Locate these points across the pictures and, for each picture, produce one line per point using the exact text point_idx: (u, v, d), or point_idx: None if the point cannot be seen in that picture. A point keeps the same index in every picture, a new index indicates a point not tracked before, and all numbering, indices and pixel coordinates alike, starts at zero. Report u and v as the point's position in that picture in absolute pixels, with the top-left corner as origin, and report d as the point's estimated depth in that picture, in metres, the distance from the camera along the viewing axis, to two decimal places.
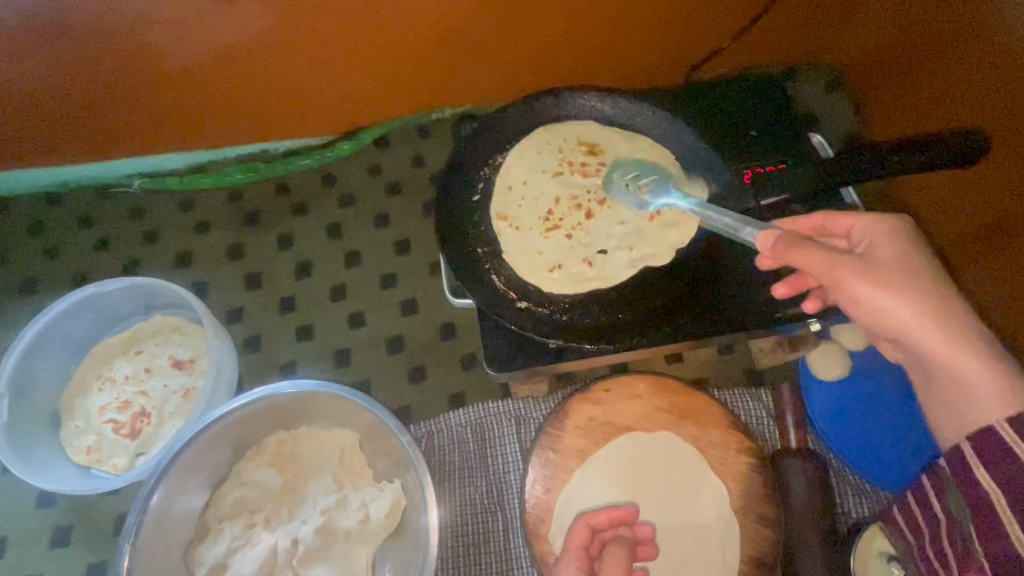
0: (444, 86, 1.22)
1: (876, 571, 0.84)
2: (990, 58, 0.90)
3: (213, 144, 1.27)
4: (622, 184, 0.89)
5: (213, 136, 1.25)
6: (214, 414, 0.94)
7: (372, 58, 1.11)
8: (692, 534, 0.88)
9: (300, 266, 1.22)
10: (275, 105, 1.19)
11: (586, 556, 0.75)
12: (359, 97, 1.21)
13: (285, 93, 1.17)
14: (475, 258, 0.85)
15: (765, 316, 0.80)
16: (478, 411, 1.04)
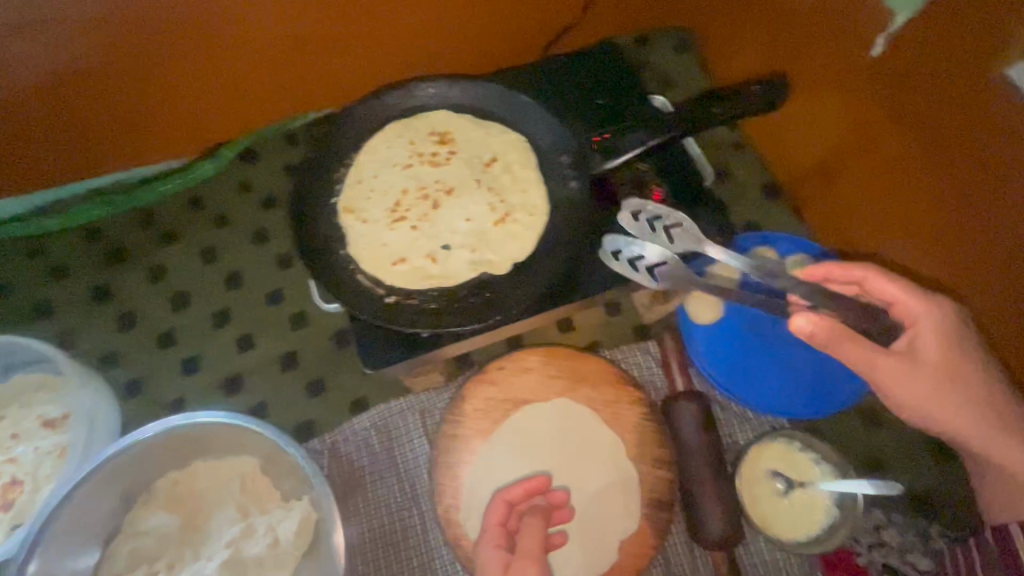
0: (303, 94, 1.18)
1: (762, 484, 0.97)
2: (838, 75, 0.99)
3: (56, 181, 1.17)
4: (472, 176, 0.90)
5: (52, 171, 1.15)
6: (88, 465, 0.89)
7: (218, 67, 1.07)
8: (595, 489, 0.93)
9: (177, 297, 1.16)
10: (123, 128, 1.13)
11: (504, 531, 0.79)
12: (218, 111, 1.17)
13: (131, 114, 1.11)
14: (337, 261, 0.84)
15: (622, 274, 0.85)
16: (381, 412, 1.03)
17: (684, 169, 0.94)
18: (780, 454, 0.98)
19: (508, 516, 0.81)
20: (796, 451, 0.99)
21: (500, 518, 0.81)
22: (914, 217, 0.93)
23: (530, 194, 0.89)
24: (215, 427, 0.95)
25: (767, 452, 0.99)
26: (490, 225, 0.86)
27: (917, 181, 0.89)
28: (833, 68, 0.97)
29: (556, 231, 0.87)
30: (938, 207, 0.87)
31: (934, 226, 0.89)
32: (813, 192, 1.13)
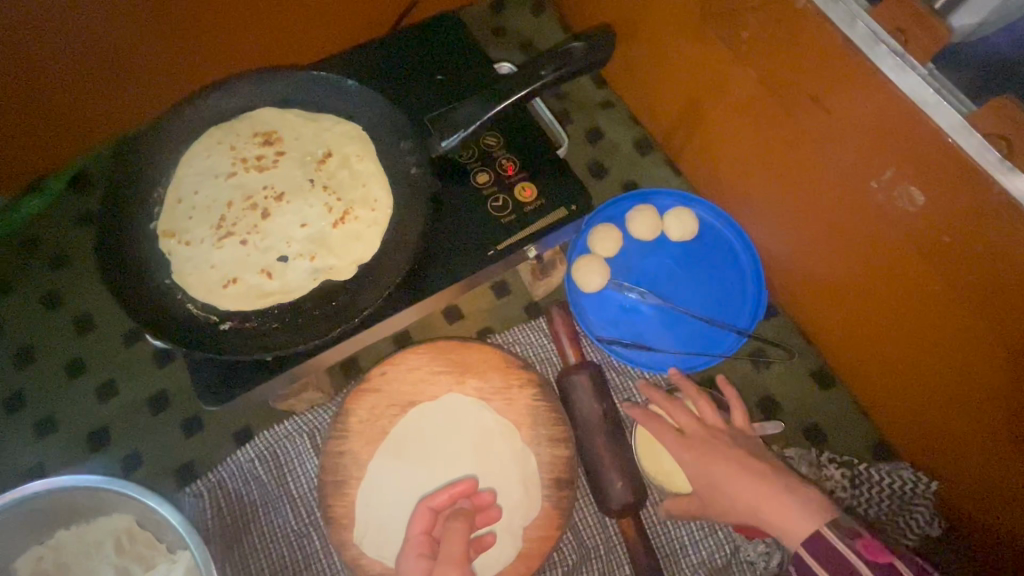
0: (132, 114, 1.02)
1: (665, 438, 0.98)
2: (714, 72, 0.93)
3: None
4: (305, 177, 0.82)
5: None
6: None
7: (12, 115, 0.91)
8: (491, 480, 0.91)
9: (20, 353, 1.04)
10: None
11: (429, 540, 0.76)
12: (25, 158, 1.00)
13: None
14: (162, 292, 0.76)
15: (478, 258, 0.81)
16: (265, 440, 0.96)
17: (535, 139, 0.90)
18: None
19: (434, 523, 0.78)
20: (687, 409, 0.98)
21: (427, 526, 0.77)
22: (773, 172, 0.93)
23: (373, 188, 0.83)
24: (73, 494, 0.86)
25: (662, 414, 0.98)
26: (329, 227, 0.79)
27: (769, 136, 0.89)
28: (681, 23, 0.94)
29: (404, 222, 0.81)
30: (791, 160, 0.88)
31: (790, 179, 0.90)
32: (684, 144, 1.12)
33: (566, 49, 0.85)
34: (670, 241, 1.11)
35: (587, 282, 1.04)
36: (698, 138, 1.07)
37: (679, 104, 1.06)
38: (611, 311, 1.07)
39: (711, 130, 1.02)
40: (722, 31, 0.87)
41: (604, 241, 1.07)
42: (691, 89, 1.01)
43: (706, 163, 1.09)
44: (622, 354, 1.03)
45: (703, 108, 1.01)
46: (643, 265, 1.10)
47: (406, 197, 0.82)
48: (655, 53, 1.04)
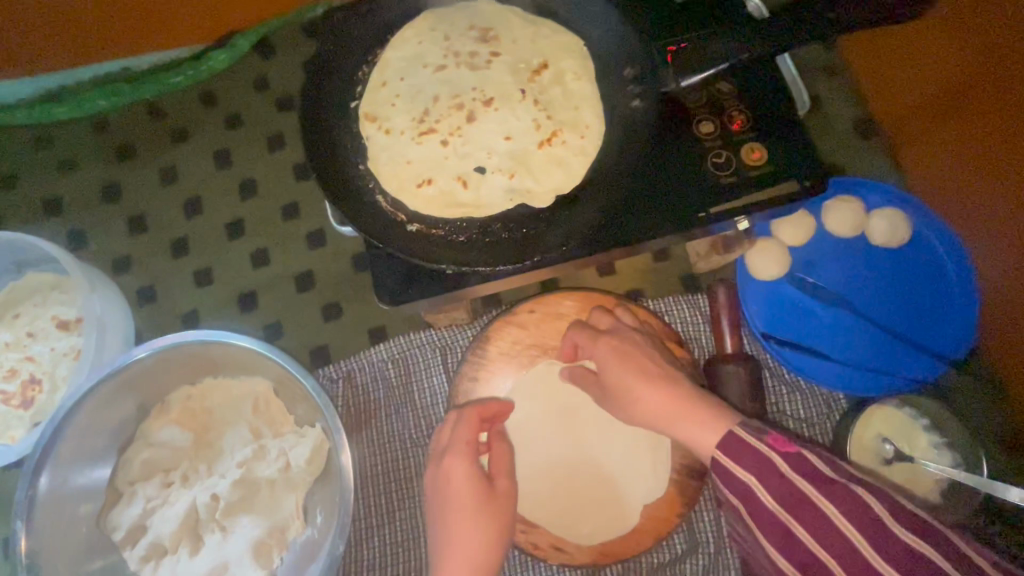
0: None
1: (871, 448, 0.88)
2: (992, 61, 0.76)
3: (55, 66, 1.04)
4: (516, 85, 0.75)
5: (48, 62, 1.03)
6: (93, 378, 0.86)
7: None
8: (620, 448, 0.86)
9: (188, 202, 1.08)
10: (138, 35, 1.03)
11: (471, 451, 0.73)
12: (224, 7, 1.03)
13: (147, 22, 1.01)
14: (355, 177, 0.73)
15: (687, 218, 0.71)
16: (399, 344, 0.96)
17: (775, 94, 0.76)
18: (898, 422, 0.89)
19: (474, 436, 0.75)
20: (920, 427, 0.88)
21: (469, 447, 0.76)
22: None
23: (586, 113, 0.74)
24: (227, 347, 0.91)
25: (883, 416, 0.88)
26: (533, 146, 0.73)
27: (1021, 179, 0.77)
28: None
29: (614, 160, 0.73)
30: None
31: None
32: (921, 138, 0.95)
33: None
34: (868, 245, 0.96)
35: (765, 269, 0.93)
36: (941, 131, 0.89)
37: (930, 87, 0.89)
38: (779, 306, 0.96)
39: (960, 127, 0.85)
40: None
41: (795, 228, 0.94)
42: (950, 75, 0.84)
43: (941, 163, 0.92)
44: (785, 356, 0.92)
45: (962, 97, 0.83)
46: (829, 265, 0.97)
47: (619, 132, 0.74)
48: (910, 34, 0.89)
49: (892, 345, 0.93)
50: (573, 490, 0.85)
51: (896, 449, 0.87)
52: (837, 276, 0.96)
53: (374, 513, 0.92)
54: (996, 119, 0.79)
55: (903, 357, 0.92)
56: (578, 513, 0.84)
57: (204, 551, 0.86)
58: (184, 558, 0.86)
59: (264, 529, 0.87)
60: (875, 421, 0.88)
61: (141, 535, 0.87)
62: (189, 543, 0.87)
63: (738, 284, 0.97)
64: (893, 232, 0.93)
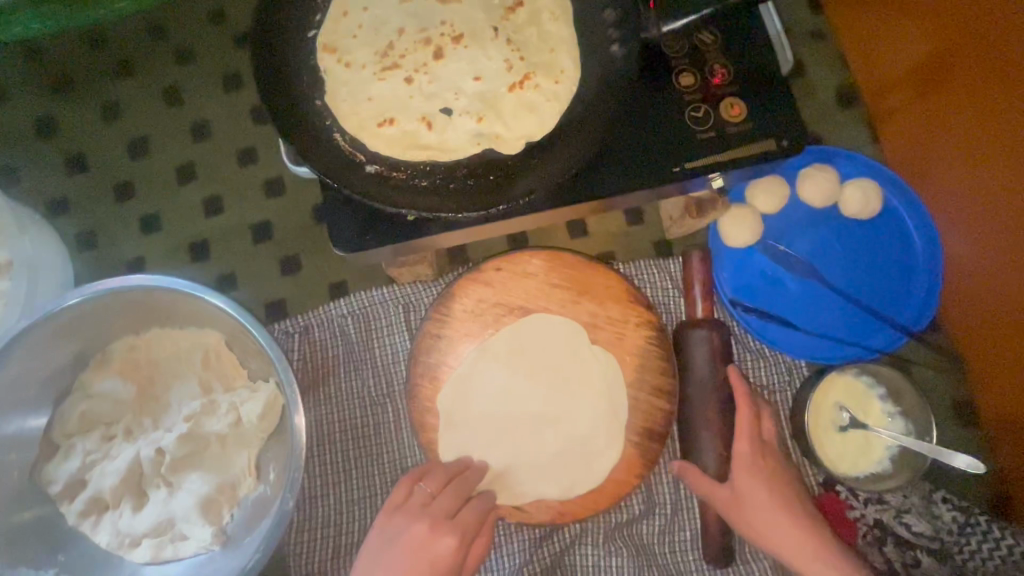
0: None
1: (828, 416, 0.89)
2: (974, 29, 0.74)
3: None
4: (488, 22, 0.70)
5: None
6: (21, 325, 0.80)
7: None
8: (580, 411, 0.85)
9: (134, 143, 1.00)
10: None
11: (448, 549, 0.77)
12: None
13: None
14: (310, 113, 0.68)
15: (663, 173, 0.69)
16: (360, 300, 0.92)
17: (759, 49, 0.73)
18: (854, 391, 0.90)
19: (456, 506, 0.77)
20: (875, 396, 0.90)
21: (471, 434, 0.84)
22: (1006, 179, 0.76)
23: (560, 57, 0.70)
24: (172, 296, 0.85)
25: (840, 384, 0.90)
26: (504, 88, 0.68)
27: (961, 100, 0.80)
28: None
29: (588, 108, 0.69)
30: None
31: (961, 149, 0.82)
32: (898, 106, 0.94)
33: None
34: (840, 216, 0.96)
35: (737, 235, 0.92)
36: (921, 101, 0.88)
37: (911, 56, 0.87)
38: (748, 274, 0.95)
39: (939, 98, 0.84)
40: None
41: (769, 196, 0.93)
42: (932, 44, 0.82)
43: (918, 135, 0.91)
44: (751, 323, 0.93)
45: (942, 67, 0.81)
46: (801, 234, 0.96)
47: (594, 79, 0.70)
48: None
49: (855, 316, 0.94)
50: (524, 448, 0.84)
51: (851, 417, 0.89)
52: (808, 246, 0.96)
53: (329, 471, 0.90)
54: (973, 92, 0.77)
55: (865, 328, 0.94)
56: (529, 472, 0.84)
57: (149, 506, 0.83)
58: (126, 513, 0.82)
59: (214, 485, 0.84)
60: (833, 390, 0.90)
61: (80, 490, 0.83)
62: (132, 498, 0.83)
63: (709, 250, 0.95)
64: (867, 201, 0.92)
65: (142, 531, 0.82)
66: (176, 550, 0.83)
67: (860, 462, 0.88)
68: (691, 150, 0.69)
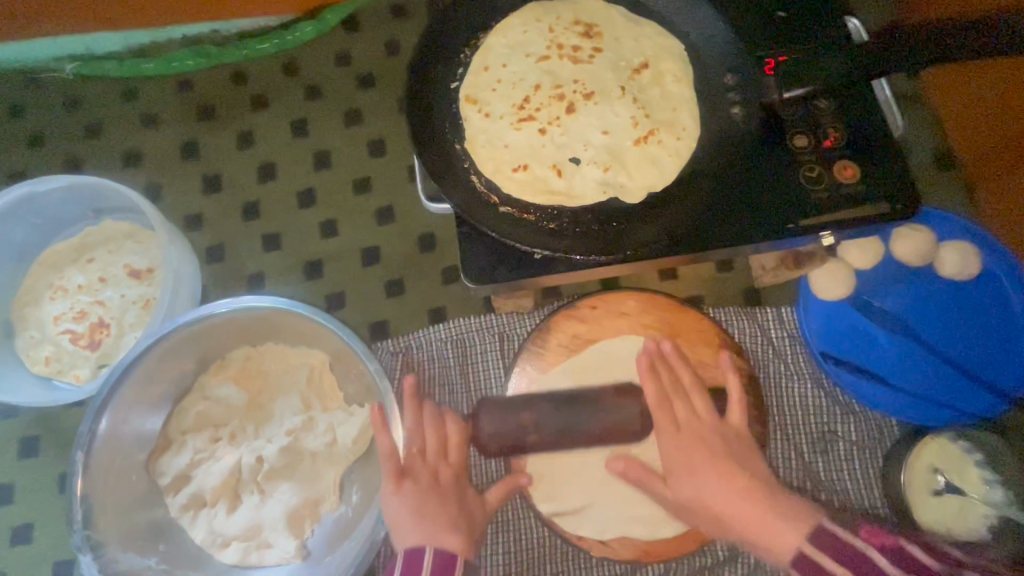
0: None
1: (921, 480, 0.88)
2: None
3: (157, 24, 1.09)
4: (616, 82, 0.76)
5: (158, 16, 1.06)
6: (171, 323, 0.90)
7: None
8: None
9: (263, 167, 1.10)
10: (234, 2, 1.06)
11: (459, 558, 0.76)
12: None
13: None
14: (452, 155, 0.74)
15: (776, 227, 0.72)
16: (459, 326, 0.97)
17: (869, 113, 0.77)
18: (950, 455, 0.88)
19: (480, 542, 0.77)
20: (972, 462, 0.88)
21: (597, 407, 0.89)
22: None
23: (682, 115, 0.75)
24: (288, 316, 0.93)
25: (935, 447, 0.89)
26: (629, 142, 0.74)
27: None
28: None
29: (706, 165, 0.74)
30: None
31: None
32: (998, 170, 0.95)
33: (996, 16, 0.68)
34: (937, 275, 0.96)
35: (829, 289, 0.94)
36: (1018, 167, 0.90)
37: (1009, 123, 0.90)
38: (841, 328, 0.96)
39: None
40: None
41: (863, 252, 0.94)
42: None
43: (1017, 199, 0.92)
44: (843, 377, 0.93)
45: None
46: (895, 293, 0.97)
47: (713, 139, 0.75)
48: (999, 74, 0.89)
49: (952, 378, 0.92)
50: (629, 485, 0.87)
51: (947, 484, 0.87)
52: (899, 303, 0.97)
53: None
54: None
55: (965, 391, 0.91)
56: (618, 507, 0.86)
57: (241, 508, 0.87)
58: (221, 512, 0.87)
59: (301, 500, 0.87)
60: (927, 453, 0.88)
61: (185, 483, 0.90)
62: (228, 500, 0.88)
63: (800, 300, 0.97)
64: (964, 261, 0.93)
65: (233, 533, 0.87)
66: (260, 557, 0.87)
67: (952, 528, 0.85)
68: (805, 209, 0.73)
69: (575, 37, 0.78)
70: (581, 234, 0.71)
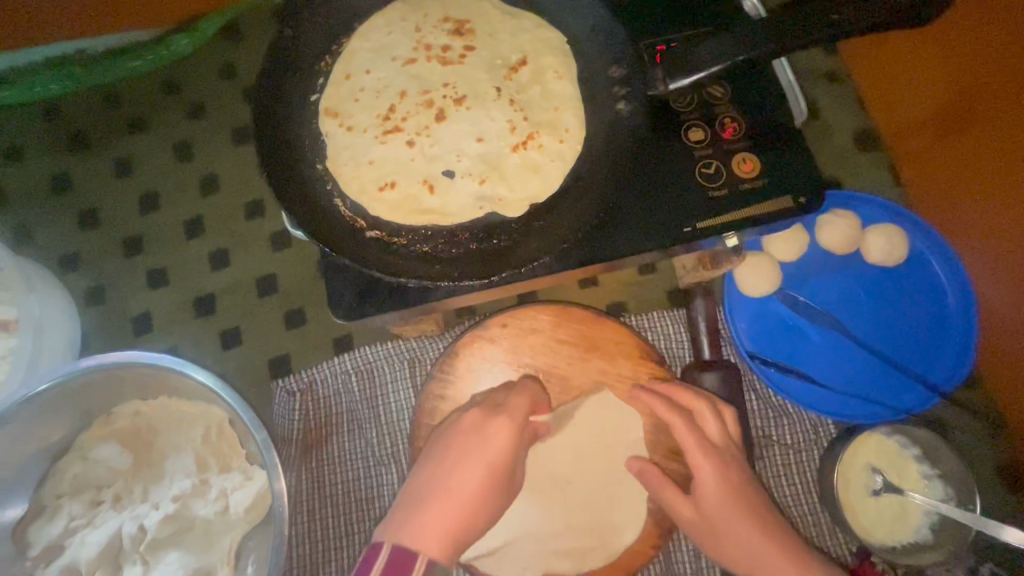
0: None
1: (858, 479, 0.83)
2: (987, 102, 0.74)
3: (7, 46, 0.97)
4: (491, 83, 0.69)
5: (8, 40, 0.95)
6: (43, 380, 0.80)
7: None
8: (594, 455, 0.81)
9: (146, 197, 1.01)
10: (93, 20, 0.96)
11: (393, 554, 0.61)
12: None
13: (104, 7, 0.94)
14: (313, 177, 0.66)
15: (671, 231, 0.66)
16: (364, 355, 0.90)
17: (768, 100, 0.71)
18: (886, 451, 0.84)
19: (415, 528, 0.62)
20: (910, 457, 0.84)
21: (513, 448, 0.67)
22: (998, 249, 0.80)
23: (565, 115, 0.68)
24: (153, 370, 0.83)
25: (872, 444, 0.84)
26: (507, 149, 0.67)
27: (1004, 82, 0.71)
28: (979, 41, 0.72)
29: (594, 169, 0.67)
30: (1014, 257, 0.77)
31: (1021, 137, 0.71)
32: (919, 147, 0.90)
33: None
34: (865, 263, 0.91)
35: (754, 285, 0.88)
36: (933, 143, 0.87)
37: (921, 99, 0.86)
38: (768, 325, 0.91)
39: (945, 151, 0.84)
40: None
41: (787, 243, 0.89)
42: (947, 99, 0.81)
43: (933, 176, 0.89)
44: (772, 379, 0.88)
45: (950, 123, 0.82)
46: (822, 284, 0.92)
47: (600, 139, 0.68)
48: (910, 49, 0.84)
49: (884, 369, 0.88)
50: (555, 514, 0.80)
51: (884, 482, 0.82)
52: (827, 295, 0.92)
53: (331, 536, 0.86)
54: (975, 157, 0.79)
55: (894, 383, 0.88)
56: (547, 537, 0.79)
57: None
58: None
59: (189, 572, 0.80)
60: (864, 451, 0.84)
61: (57, 554, 0.80)
62: (106, 572, 0.80)
63: (725, 298, 0.91)
64: (892, 245, 0.88)
65: None
66: None
67: (889, 528, 0.81)
68: (701, 209, 0.67)
69: (444, 35, 0.71)
70: (457, 259, 0.64)
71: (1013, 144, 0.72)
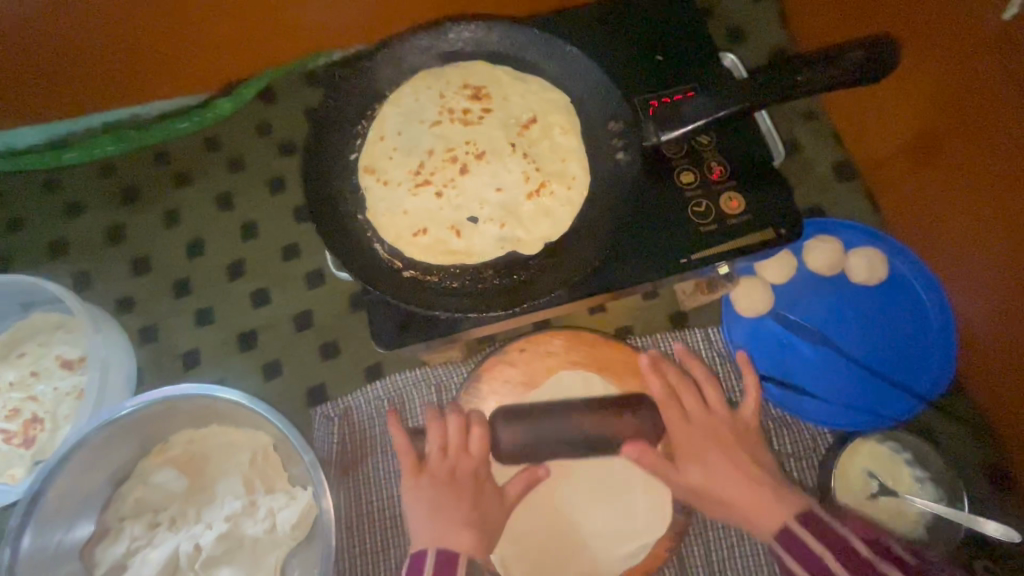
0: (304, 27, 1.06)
1: (856, 483, 0.90)
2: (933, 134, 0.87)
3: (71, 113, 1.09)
4: (506, 139, 0.80)
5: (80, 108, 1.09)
6: (112, 410, 0.89)
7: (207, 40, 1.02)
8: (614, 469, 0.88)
9: (192, 243, 1.12)
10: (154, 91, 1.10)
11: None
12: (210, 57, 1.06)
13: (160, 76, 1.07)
14: (355, 226, 0.77)
15: (669, 262, 0.75)
16: (396, 382, 0.99)
17: (748, 147, 0.81)
18: (880, 456, 0.90)
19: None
20: (903, 462, 0.90)
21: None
22: (950, 257, 0.93)
23: (572, 166, 0.78)
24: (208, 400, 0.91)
25: (867, 450, 0.90)
26: (523, 197, 0.77)
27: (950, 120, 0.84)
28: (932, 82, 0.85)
29: (598, 211, 0.77)
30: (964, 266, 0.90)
31: (981, 161, 0.80)
32: (889, 175, 1.01)
33: (840, 54, 0.74)
34: (850, 283, 1.00)
35: (748, 307, 0.96)
36: (893, 168, 0.99)
37: (884, 129, 0.98)
38: (763, 343, 0.99)
39: (903, 172, 0.97)
40: (963, 117, 0.81)
41: (777, 268, 0.97)
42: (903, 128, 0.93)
43: (897, 196, 1.01)
44: (770, 392, 0.95)
45: (908, 150, 0.94)
46: (812, 304, 1.00)
47: (603, 185, 0.78)
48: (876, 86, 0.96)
49: (873, 380, 0.96)
50: (589, 502, 0.87)
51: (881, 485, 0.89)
52: (816, 313, 1.00)
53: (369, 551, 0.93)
54: (927, 178, 0.92)
55: (883, 394, 0.95)
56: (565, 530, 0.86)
57: None
58: None
59: None
60: (861, 456, 0.90)
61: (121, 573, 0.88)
62: None
63: (724, 319, 1.00)
64: (872, 266, 0.97)
65: None
66: None
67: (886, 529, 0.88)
68: (695, 242, 0.76)
69: (464, 100, 0.82)
70: (483, 293, 0.73)
71: (954, 171, 0.85)
